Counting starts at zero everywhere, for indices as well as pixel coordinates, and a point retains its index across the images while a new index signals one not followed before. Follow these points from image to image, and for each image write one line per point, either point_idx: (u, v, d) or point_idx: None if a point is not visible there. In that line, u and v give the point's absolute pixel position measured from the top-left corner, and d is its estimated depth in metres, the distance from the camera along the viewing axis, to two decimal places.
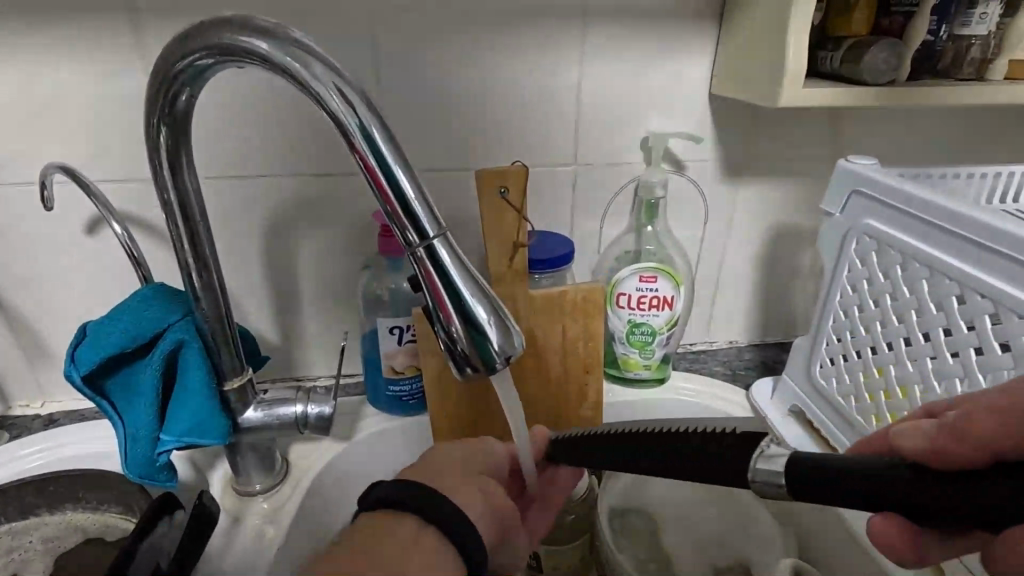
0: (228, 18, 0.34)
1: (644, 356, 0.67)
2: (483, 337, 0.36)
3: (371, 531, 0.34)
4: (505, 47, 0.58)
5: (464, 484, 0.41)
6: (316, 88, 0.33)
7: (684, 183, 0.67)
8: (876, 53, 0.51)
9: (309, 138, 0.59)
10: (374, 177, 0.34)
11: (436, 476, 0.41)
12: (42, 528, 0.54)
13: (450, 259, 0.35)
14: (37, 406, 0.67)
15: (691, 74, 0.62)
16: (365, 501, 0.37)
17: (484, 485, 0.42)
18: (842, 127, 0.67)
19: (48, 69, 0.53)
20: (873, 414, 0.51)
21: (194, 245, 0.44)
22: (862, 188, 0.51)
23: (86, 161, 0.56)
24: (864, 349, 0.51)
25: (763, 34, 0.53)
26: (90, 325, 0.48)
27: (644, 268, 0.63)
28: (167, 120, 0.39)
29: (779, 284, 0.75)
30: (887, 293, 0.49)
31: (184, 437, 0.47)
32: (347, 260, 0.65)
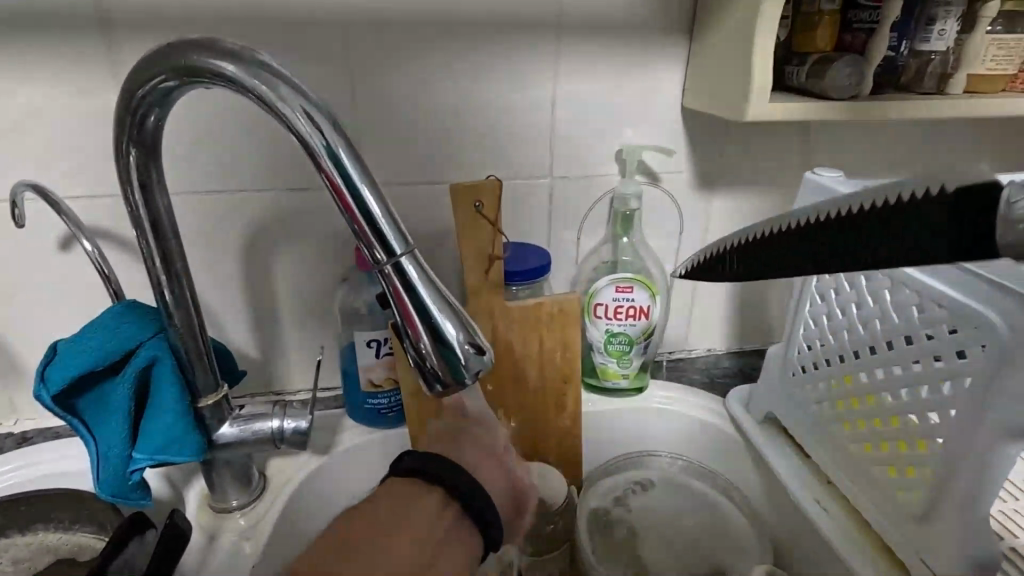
0: (194, 40, 0.34)
1: (622, 365, 0.67)
2: (452, 353, 0.36)
3: (399, 495, 0.40)
4: (479, 62, 0.59)
5: (484, 463, 0.48)
6: (281, 109, 0.33)
7: (659, 194, 0.68)
8: (839, 70, 0.52)
9: (286, 152, 0.59)
10: (341, 196, 0.34)
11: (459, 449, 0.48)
12: (12, 550, 0.53)
13: (418, 276, 0.35)
14: (9, 424, 0.66)
15: (664, 87, 0.63)
16: (396, 466, 0.42)
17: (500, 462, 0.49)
18: (812, 138, 0.68)
19: (20, 85, 0.52)
20: (843, 421, 0.52)
21: (165, 262, 0.44)
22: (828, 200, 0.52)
23: (59, 176, 0.56)
24: (834, 357, 0.53)
25: (730, 50, 0.55)
26: (62, 343, 0.48)
27: (620, 279, 0.64)
28: (136, 140, 0.39)
29: (755, 292, 0.77)
30: (854, 302, 0.50)
31: (157, 454, 0.47)
32: (325, 273, 0.65)
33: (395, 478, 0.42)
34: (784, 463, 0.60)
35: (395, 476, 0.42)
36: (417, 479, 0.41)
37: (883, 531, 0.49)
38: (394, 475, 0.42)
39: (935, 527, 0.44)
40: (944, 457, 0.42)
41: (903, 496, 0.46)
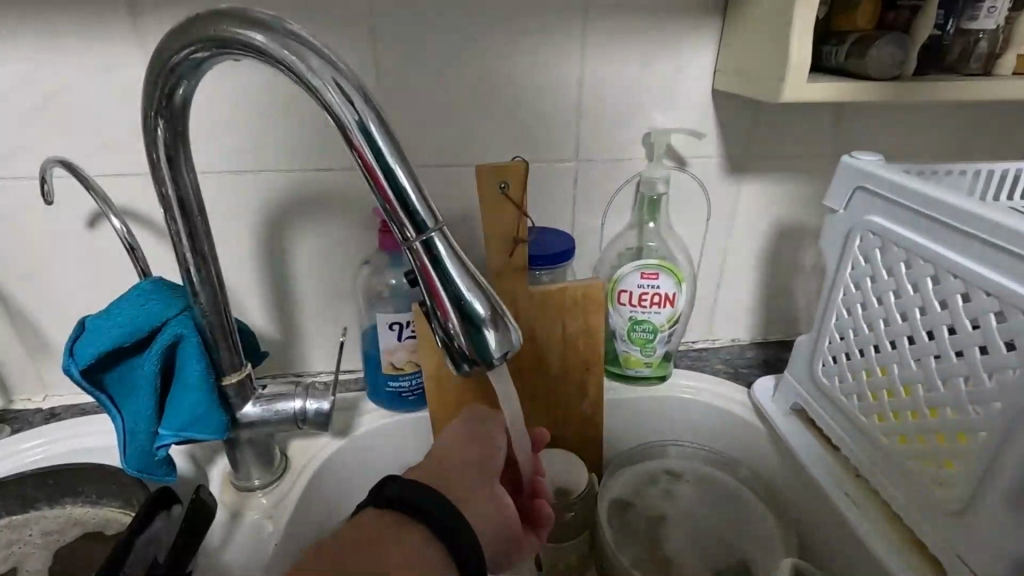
0: (223, 9, 0.33)
1: (645, 353, 0.66)
2: (481, 334, 0.35)
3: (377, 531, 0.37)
4: (505, 41, 0.58)
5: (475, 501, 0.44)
6: (312, 80, 0.33)
7: (687, 179, 0.67)
8: (882, 48, 0.50)
9: (310, 131, 0.58)
10: (371, 172, 0.34)
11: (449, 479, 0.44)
12: (42, 522, 0.53)
13: (448, 254, 0.35)
14: (39, 399, 0.67)
15: (694, 68, 0.61)
16: (375, 496, 0.39)
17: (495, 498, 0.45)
18: (846, 123, 0.66)
19: (48, 62, 0.53)
20: (875, 413, 0.51)
21: (191, 240, 0.44)
22: (867, 184, 0.50)
23: (86, 155, 0.56)
24: (867, 347, 0.51)
25: (767, 28, 0.53)
26: (89, 319, 0.48)
27: (646, 265, 0.62)
28: (163, 113, 0.38)
29: (783, 282, 0.75)
30: (891, 291, 0.48)
31: (181, 431, 0.47)
32: (347, 255, 0.65)
33: (373, 511, 0.38)
34: (810, 454, 0.58)
35: (372, 509, 0.38)
36: (399, 513, 0.38)
37: (915, 527, 0.48)
38: (372, 508, 0.38)
39: (973, 524, 0.42)
40: (985, 452, 0.41)
41: (939, 491, 0.45)
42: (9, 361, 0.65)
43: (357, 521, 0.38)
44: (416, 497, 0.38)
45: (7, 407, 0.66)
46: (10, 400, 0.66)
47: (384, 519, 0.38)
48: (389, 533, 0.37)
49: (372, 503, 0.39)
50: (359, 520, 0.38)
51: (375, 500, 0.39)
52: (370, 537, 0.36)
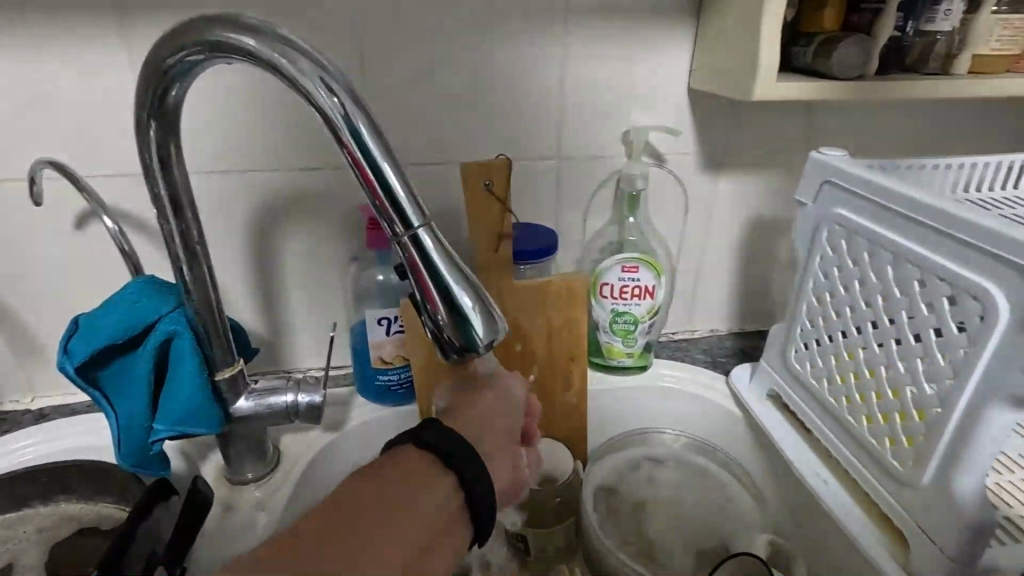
0: (217, 15, 0.35)
1: (627, 344, 0.69)
2: (468, 324, 0.37)
3: (408, 472, 0.36)
4: (488, 42, 0.59)
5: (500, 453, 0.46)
6: (303, 83, 0.34)
7: (664, 176, 0.69)
8: (846, 49, 0.53)
9: (297, 132, 0.59)
10: (361, 170, 0.35)
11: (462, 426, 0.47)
12: (36, 519, 0.53)
13: (435, 248, 0.36)
14: (27, 401, 0.67)
15: (671, 67, 0.64)
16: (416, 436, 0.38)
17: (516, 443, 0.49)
18: (816, 120, 0.69)
19: (35, 64, 0.53)
20: (843, 395, 0.53)
21: (185, 238, 0.45)
22: (832, 178, 0.53)
23: (75, 157, 0.57)
24: (836, 333, 0.54)
25: (738, 31, 0.55)
26: (82, 317, 0.49)
27: (626, 259, 0.65)
28: (155, 115, 0.40)
29: (757, 274, 0.78)
30: (856, 279, 0.51)
31: (177, 425, 0.49)
32: (336, 253, 0.66)
33: (410, 449, 0.37)
34: (785, 437, 0.61)
35: (409, 446, 0.38)
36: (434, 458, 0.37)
37: (882, 502, 0.50)
38: (410, 445, 0.38)
39: (932, 495, 0.45)
40: (941, 428, 0.43)
41: (901, 467, 0.48)
42: None
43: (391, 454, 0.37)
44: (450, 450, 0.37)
45: None
46: None
47: (418, 461, 0.37)
48: (420, 472, 0.36)
49: (410, 441, 0.38)
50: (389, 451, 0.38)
51: (415, 440, 0.38)
52: (400, 475, 0.36)
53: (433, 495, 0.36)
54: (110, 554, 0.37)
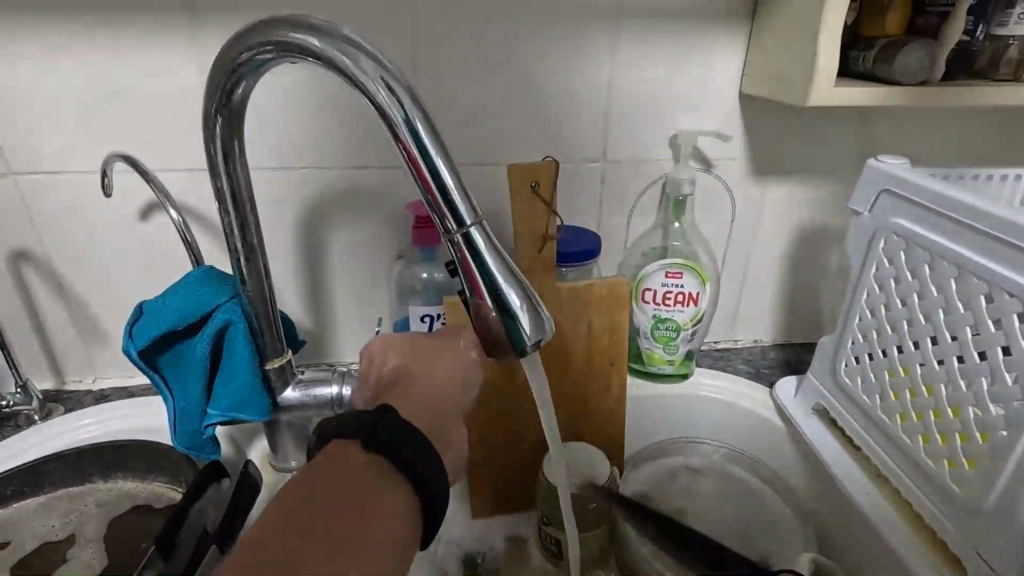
0: (285, 16, 0.36)
1: (668, 351, 0.68)
2: (515, 322, 0.37)
3: (353, 472, 0.35)
4: (538, 45, 0.60)
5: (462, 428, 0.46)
6: (365, 82, 0.35)
7: (713, 182, 0.68)
8: (910, 53, 0.51)
9: (348, 131, 0.61)
10: (416, 167, 0.36)
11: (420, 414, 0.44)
12: (95, 494, 0.56)
13: (485, 245, 0.37)
14: (88, 381, 0.71)
15: (722, 71, 0.63)
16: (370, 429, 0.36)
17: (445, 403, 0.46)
18: (874, 127, 0.67)
19: (111, 63, 0.56)
20: (897, 412, 0.51)
21: (242, 231, 0.46)
22: (892, 187, 0.51)
23: (143, 152, 0.60)
24: (890, 347, 0.52)
25: (795, 34, 0.54)
26: (146, 304, 0.51)
27: (670, 264, 0.64)
28: (222, 111, 0.41)
29: (806, 283, 0.76)
30: (915, 292, 0.49)
31: (228, 411, 0.51)
32: (382, 249, 0.67)
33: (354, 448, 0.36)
34: (832, 453, 0.59)
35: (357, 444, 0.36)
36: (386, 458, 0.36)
37: (937, 526, 0.48)
38: (357, 444, 0.36)
39: (994, 520, 0.43)
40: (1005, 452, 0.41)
41: (961, 490, 0.46)
42: (63, 344, 0.69)
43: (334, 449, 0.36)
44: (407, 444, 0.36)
45: (60, 388, 0.70)
46: (62, 382, 0.71)
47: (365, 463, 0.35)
48: (371, 476, 0.35)
49: (359, 439, 0.36)
50: (331, 448, 0.36)
51: (366, 436, 0.36)
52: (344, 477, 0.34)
53: (387, 500, 0.34)
54: (163, 538, 0.39)
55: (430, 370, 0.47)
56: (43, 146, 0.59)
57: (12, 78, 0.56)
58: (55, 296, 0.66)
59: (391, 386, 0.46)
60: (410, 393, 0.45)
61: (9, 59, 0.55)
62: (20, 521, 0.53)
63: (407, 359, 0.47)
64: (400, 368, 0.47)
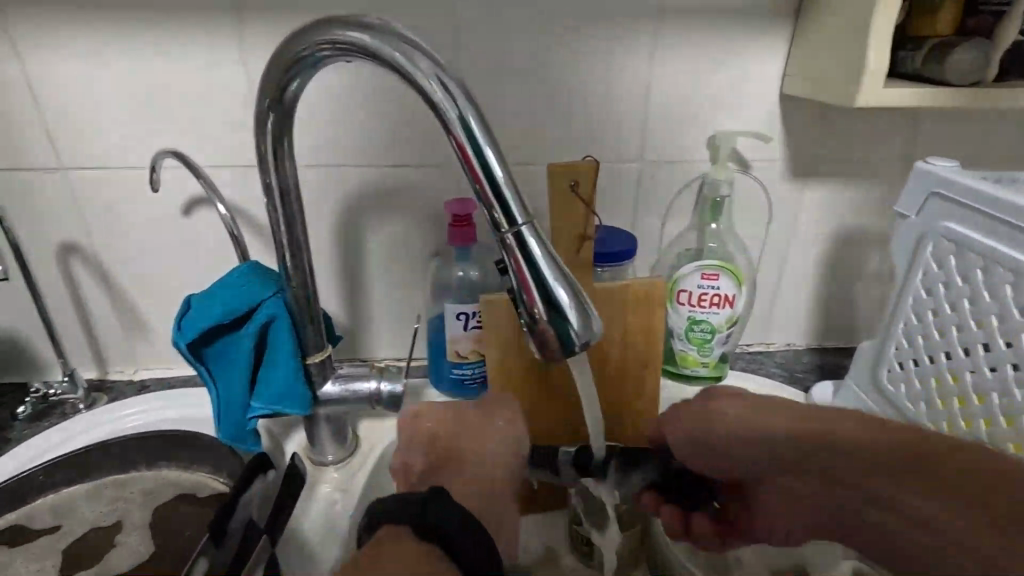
0: (342, 15, 0.37)
1: (702, 353, 0.67)
2: (564, 320, 0.37)
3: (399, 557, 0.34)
4: (578, 45, 0.60)
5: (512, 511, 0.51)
6: (420, 81, 0.35)
7: (750, 183, 0.68)
8: (963, 54, 0.50)
9: (388, 129, 0.62)
10: (470, 165, 0.36)
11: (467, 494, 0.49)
12: (140, 482, 0.57)
13: (536, 244, 0.37)
14: (129, 372, 0.73)
15: (764, 72, 0.62)
16: (417, 513, 0.36)
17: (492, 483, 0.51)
18: (917, 129, 0.66)
19: (161, 62, 0.58)
20: (944, 420, 0.51)
21: (289, 227, 0.47)
22: (942, 189, 0.50)
23: (190, 149, 0.61)
24: (938, 354, 0.51)
25: (842, 34, 0.53)
26: (193, 298, 0.53)
27: (707, 266, 0.63)
28: (275, 108, 0.42)
29: (842, 287, 0.75)
30: (966, 297, 0.48)
31: (271, 405, 0.52)
32: (418, 247, 0.68)
33: (402, 531, 0.36)
34: None
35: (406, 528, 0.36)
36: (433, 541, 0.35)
37: None
38: (405, 528, 0.36)
39: None
40: None
41: None
42: (107, 336, 0.70)
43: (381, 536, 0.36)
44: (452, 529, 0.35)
45: (103, 378, 0.72)
46: (105, 372, 0.72)
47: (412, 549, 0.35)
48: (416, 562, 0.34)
49: (406, 523, 0.36)
50: (384, 535, 0.36)
51: (414, 521, 0.36)
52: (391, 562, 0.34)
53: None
54: (215, 525, 0.39)
55: (479, 447, 0.52)
56: (94, 142, 0.60)
57: (66, 75, 0.58)
58: (101, 288, 0.68)
59: (437, 473, 0.50)
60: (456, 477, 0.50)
61: (63, 57, 0.57)
62: (69, 506, 0.55)
63: (448, 444, 0.52)
64: (442, 454, 0.51)
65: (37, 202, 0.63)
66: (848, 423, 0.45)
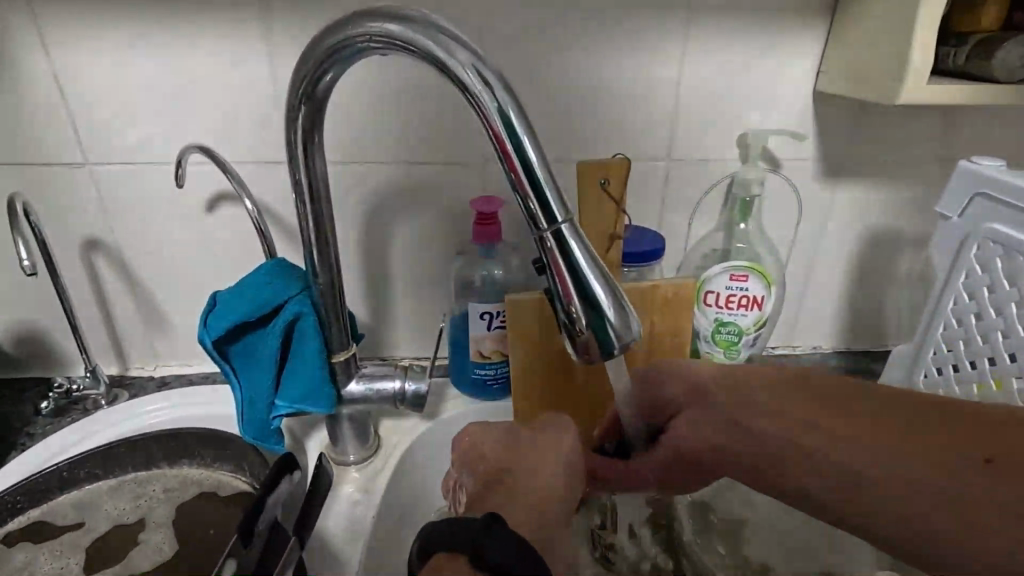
0: (379, 6, 0.36)
1: (728, 355, 0.66)
2: (603, 320, 0.36)
3: None
4: (608, 41, 0.59)
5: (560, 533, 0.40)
6: (459, 73, 0.35)
7: (780, 183, 0.66)
8: (1011, 49, 0.48)
9: (414, 126, 0.61)
10: (509, 159, 0.35)
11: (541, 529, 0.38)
12: (162, 480, 0.57)
13: (575, 241, 0.36)
14: (150, 368, 0.73)
15: (798, 68, 0.61)
16: (471, 542, 0.32)
17: (543, 493, 0.41)
18: (954, 128, 0.64)
19: (188, 57, 0.57)
20: None
21: (317, 223, 0.46)
22: (987, 190, 0.48)
23: (214, 144, 0.61)
24: (980, 359, 0.49)
25: (883, 29, 0.51)
26: (218, 294, 0.52)
27: (735, 267, 0.62)
28: (307, 102, 0.41)
29: (872, 290, 0.73)
30: (1013, 301, 0.46)
31: (296, 403, 0.51)
32: (441, 246, 0.67)
33: (458, 560, 0.33)
34: None
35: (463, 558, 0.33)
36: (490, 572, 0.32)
37: None
38: (459, 557, 0.33)
39: None
40: None
41: None
42: (128, 331, 0.70)
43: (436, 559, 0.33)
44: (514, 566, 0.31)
45: (123, 373, 0.72)
46: (126, 367, 0.72)
47: None
48: None
49: (461, 553, 0.33)
50: (438, 562, 0.33)
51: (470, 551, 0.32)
52: None
53: None
54: (241, 525, 0.38)
55: (538, 466, 0.43)
56: (119, 137, 0.60)
57: (92, 69, 0.57)
58: (124, 284, 0.68)
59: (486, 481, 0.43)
60: (507, 485, 0.42)
61: (90, 51, 0.57)
62: (92, 503, 0.55)
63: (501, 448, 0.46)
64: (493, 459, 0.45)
65: (62, 197, 0.63)
66: (843, 391, 0.44)
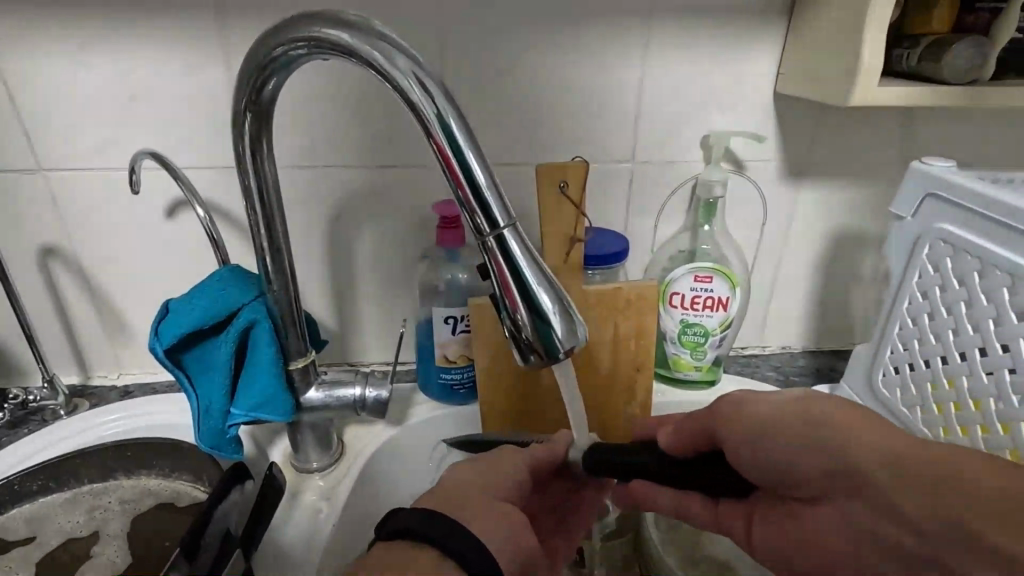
0: (318, 11, 0.35)
1: (695, 357, 0.66)
2: (547, 326, 0.36)
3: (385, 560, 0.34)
4: (567, 44, 0.59)
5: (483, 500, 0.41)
6: (398, 79, 0.34)
7: (744, 184, 0.66)
8: (959, 51, 0.49)
9: (373, 129, 0.60)
10: (449, 166, 0.35)
11: (514, 519, 0.40)
12: (120, 491, 0.56)
13: (518, 247, 0.36)
14: (113, 377, 0.71)
15: (757, 70, 0.61)
16: (384, 528, 0.36)
17: (464, 477, 0.44)
18: (913, 128, 0.65)
19: (141, 61, 0.56)
20: (940, 427, 0.49)
21: (268, 230, 0.46)
22: (937, 191, 0.49)
23: (171, 151, 0.60)
24: (933, 358, 0.50)
25: (835, 32, 0.52)
26: (172, 302, 0.51)
27: (699, 268, 0.62)
28: (252, 108, 0.41)
29: (839, 290, 0.73)
30: (961, 300, 0.47)
31: (252, 411, 0.50)
32: (407, 250, 0.67)
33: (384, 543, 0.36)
34: None
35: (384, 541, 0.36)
36: (409, 541, 0.35)
37: None
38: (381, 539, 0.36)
39: None
40: None
41: None
42: (89, 340, 0.69)
43: (424, 557, 0.34)
44: (421, 523, 0.35)
45: (86, 382, 0.71)
46: (88, 376, 0.71)
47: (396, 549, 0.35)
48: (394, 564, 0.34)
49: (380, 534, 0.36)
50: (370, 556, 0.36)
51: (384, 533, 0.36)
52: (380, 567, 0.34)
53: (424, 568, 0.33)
54: (189, 539, 0.38)
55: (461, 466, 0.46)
56: (73, 143, 0.59)
57: (43, 75, 0.56)
58: (82, 293, 0.66)
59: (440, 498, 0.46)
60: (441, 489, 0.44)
61: (39, 56, 0.55)
62: (45, 516, 0.53)
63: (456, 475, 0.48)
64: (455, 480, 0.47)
65: (15, 205, 0.61)
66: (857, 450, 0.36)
